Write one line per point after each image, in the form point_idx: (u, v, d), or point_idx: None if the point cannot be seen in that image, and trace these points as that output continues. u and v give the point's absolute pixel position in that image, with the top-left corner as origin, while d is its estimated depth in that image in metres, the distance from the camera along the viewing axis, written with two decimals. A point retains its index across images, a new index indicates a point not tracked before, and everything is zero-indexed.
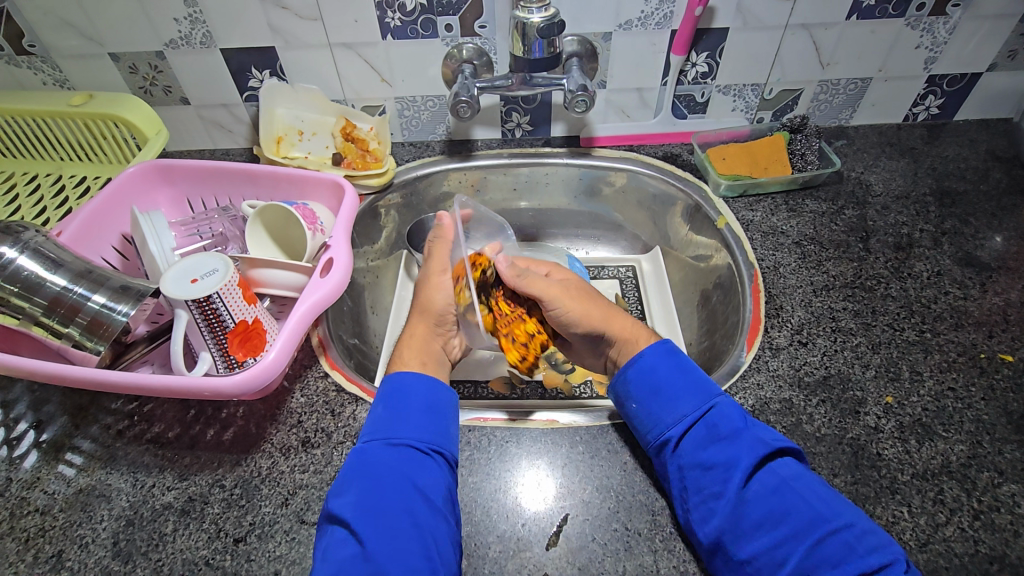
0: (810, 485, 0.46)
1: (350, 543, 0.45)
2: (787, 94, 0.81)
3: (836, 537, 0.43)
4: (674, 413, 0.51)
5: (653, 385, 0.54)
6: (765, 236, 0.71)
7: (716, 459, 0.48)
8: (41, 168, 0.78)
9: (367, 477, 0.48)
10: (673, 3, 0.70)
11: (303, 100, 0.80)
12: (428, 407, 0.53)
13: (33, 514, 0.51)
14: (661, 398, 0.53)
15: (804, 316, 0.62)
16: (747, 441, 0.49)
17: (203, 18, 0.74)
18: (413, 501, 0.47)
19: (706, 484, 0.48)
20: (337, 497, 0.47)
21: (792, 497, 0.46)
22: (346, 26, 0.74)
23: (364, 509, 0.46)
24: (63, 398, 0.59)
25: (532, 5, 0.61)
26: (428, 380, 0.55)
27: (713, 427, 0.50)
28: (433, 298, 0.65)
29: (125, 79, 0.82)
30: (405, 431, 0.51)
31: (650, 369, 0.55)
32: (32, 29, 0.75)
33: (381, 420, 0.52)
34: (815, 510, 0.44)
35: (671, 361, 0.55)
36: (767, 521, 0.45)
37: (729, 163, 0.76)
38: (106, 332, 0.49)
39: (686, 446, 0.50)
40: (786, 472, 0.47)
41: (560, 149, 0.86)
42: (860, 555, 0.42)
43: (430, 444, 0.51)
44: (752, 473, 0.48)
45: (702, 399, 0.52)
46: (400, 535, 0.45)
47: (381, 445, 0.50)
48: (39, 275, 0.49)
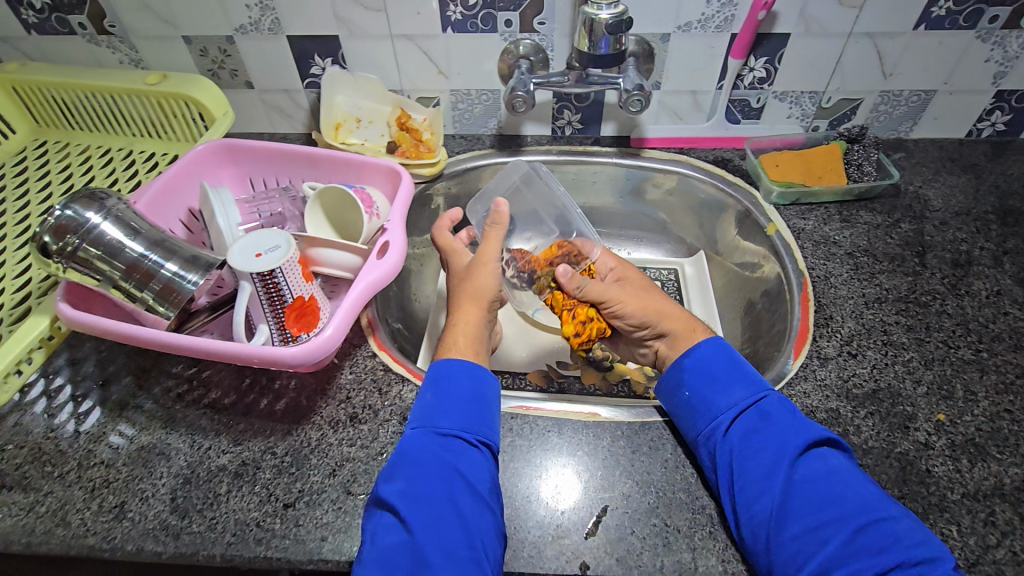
0: (855, 476, 0.46)
1: (397, 530, 0.45)
2: (845, 103, 0.80)
3: (881, 526, 0.43)
4: (727, 399, 0.52)
5: (709, 371, 0.55)
6: (816, 245, 0.70)
7: (765, 447, 0.48)
8: (114, 142, 0.82)
9: (415, 465, 0.47)
10: (735, 6, 0.70)
11: (362, 88, 0.82)
12: (474, 397, 0.53)
13: (98, 465, 0.55)
14: (715, 387, 0.53)
15: (854, 328, 0.61)
16: (796, 428, 0.49)
17: (273, 5, 0.77)
18: (458, 491, 0.46)
19: (752, 468, 0.48)
20: (386, 482, 0.47)
21: (839, 486, 0.46)
22: (409, 18, 0.76)
23: (411, 496, 0.46)
24: (128, 360, 0.62)
25: (601, 1, 0.61)
26: (475, 367, 0.55)
27: (762, 419, 0.50)
28: (481, 286, 0.61)
29: (195, 62, 0.85)
30: (452, 420, 0.51)
31: (704, 363, 0.55)
32: (114, 10, 0.79)
33: (428, 406, 0.52)
34: (863, 500, 0.44)
35: (725, 355, 0.56)
36: (810, 508, 0.45)
37: (782, 170, 0.76)
38: (176, 298, 0.52)
39: (734, 435, 0.50)
40: (835, 463, 0.47)
41: (609, 148, 0.86)
42: (906, 547, 0.42)
43: (476, 435, 0.50)
44: (800, 458, 0.48)
45: (755, 389, 0.53)
46: (444, 525, 0.45)
47: (429, 433, 0.50)
48: (119, 241, 0.51)
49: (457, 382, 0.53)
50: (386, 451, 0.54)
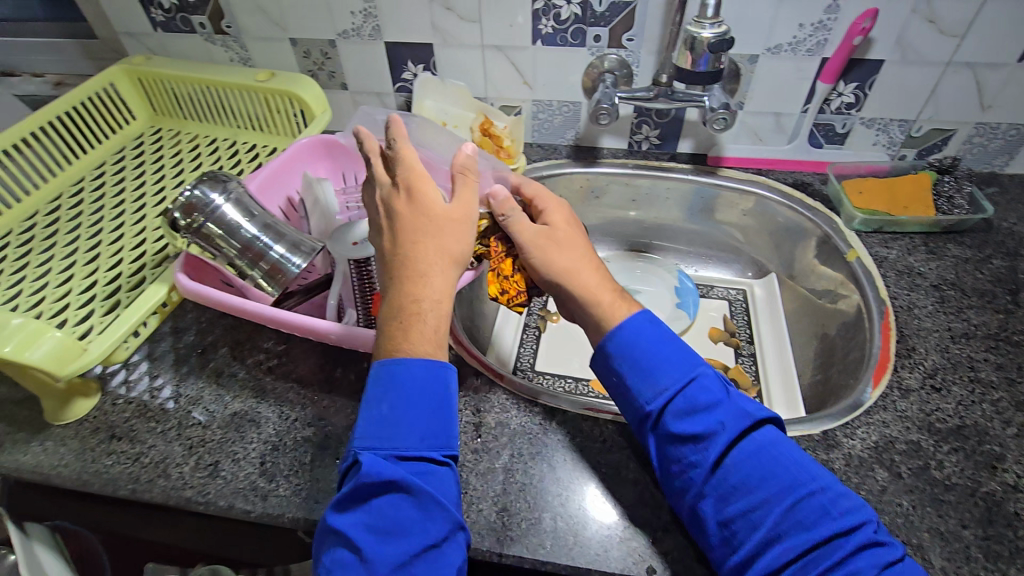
0: (787, 451, 0.46)
1: (354, 565, 0.41)
2: (936, 134, 0.78)
3: (813, 499, 0.43)
4: (654, 386, 0.50)
5: (634, 356, 0.52)
6: (900, 274, 0.68)
7: (695, 431, 0.47)
8: (221, 133, 0.89)
9: (370, 495, 0.43)
10: (829, 31, 0.70)
11: (450, 94, 0.87)
12: (432, 404, 0.46)
13: (196, 426, 0.59)
14: (641, 370, 0.51)
15: (939, 361, 0.60)
16: (727, 410, 0.48)
17: (376, 13, 0.82)
18: (431, 521, 0.43)
19: (685, 454, 0.47)
20: (341, 509, 0.44)
21: (769, 462, 0.45)
22: (502, 29, 0.80)
23: (374, 528, 0.42)
24: (225, 332, 0.67)
25: (705, 21, 0.63)
26: (431, 368, 0.47)
27: (691, 401, 0.49)
28: (449, 245, 0.50)
29: (297, 62, 0.92)
30: (411, 438, 0.45)
31: (633, 341, 0.52)
32: (232, 11, 0.86)
33: (381, 421, 0.45)
34: (793, 476, 0.44)
35: (654, 332, 0.53)
36: (743, 486, 0.45)
37: (866, 197, 0.75)
38: (281, 279, 0.56)
39: (666, 420, 0.49)
40: (764, 439, 0.47)
41: (685, 165, 0.86)
42: (834, 516, 0.43)
43: (442, 450, 0.46)
44: (733, 441, 0.47)
45: (683, 371, 0.51)
46: (413, 560, 0.42)
47: (386, 456, 0.44)
48: (238, 223, 0.56)
49: (415, 389, 0.46)
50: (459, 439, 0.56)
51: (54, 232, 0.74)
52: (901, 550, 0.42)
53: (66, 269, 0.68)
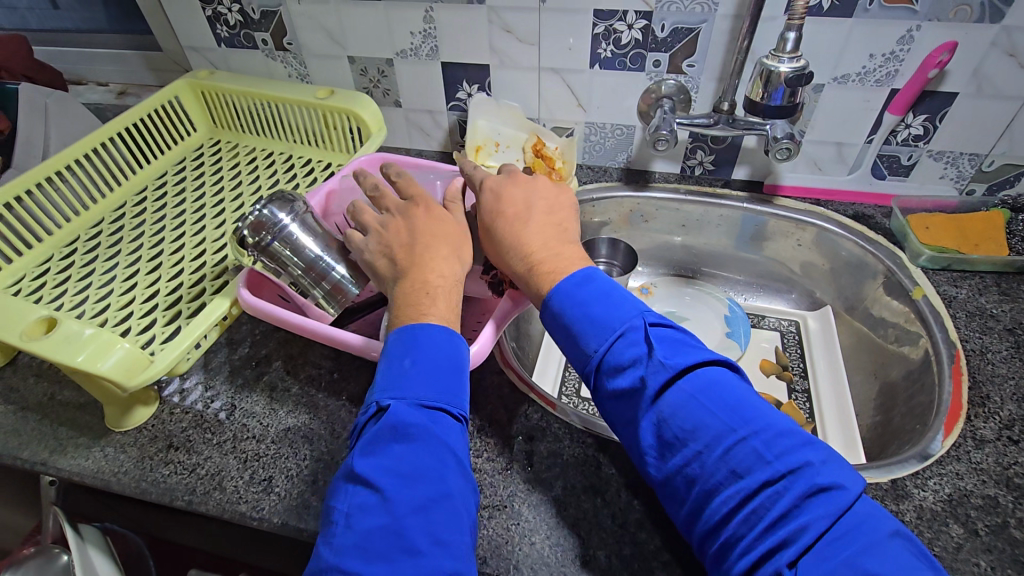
0: (722, 393, 0.44)
1: (375, 510, 0.41)
2: (1009, 169, 0.75)
3: (745, 445, 0.41)
4: (586, 347, 0.49)
5: (586, 312, 0.50)
6: (971, 316, 0.65)
7: (630, 391, 0.46)
8: (277, 147, 0.91)
9: (397, 440, 0.43)
10: (900, 62, 0.68)
11: (503, 116, 0.86)
12: (446, 360, 0.48)
13: (251, 439, 0.60)
14: (589, 324, 0.49)
15: (1016, 411, 0.57)
16: (648, 364, 0.46)
17: (435, 33, 0.83)
18: (449, 469, 0.43)
19: (632, 416, 0.46)
20: (364, 456, 0.43)
21: (702, 413, 0.43)
22: (560, 52, 0.80)
23: (394, 471, 0.42)
24: (279, 346, 0.69)
25: (783, 55, 0.62)
26: (447, 332, 0.49)
27: (619, 356, 0.47)
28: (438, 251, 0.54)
29: (353, 80, 0.93)
30: (430, 388, 0.46)
31: (574, 301, 0.51)
32: (294, 29, 0.89)
33: (401, 374, 0.46)
34: (723, 422, 0.42)
35: (589, 288, 0.51)
36: (682, 441, 0.43)
37: (933, 234, 0.72)
38: (343, 298, 0.57)
39: (604, 374, 0.48)
40: (699, 384, 0.45)
41: (740, 192, 0.85)
42: (770, 461, 0.40)
43: (459, 408, 0.47)
44: (661, 394, 0.45)
45: (609, 329, 0.49)
46: (432, 505, 0.41)
47: (407, 406, 0.45)
48: (302, 242, 0.56)
49: (435, 345, 0.48)
50: (511, 468, 0.56)
51: (119, 240, 0.76)
52: (854, 489, 0.39)
53: (131, 278, 0.70)
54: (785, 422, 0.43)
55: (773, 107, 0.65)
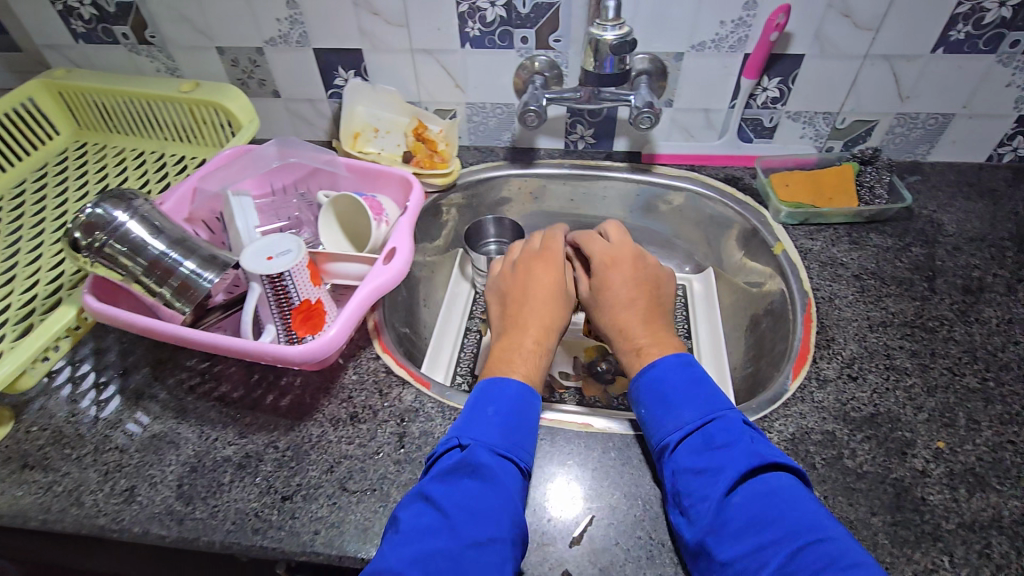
0: (798, 496, 0.44)
1: (433, 529, 0.44)
2: (860, 125, 0.80)
3: (817, 546, 0.41)
4: (674, 420, 0.52)
5: (666, 387, 0.54)
6: (823, 266, 0.70)
7: (707, 465, 0.48)
8: (148, 146, 0.87)
9: (467, 479, 0.48)
10: (749, 26, 0.71)
11: (381, 100, 0.85)
12: (517, 422, 0.53)
13: (113, 450, 0.57)
14: (666, 405, 0.53)
15: (856, 350, 0.61)
16: (740, 450, 0.48)
17: (302, 19, 0.80)
18: (506, 516, 0.46)
19: (693, 487, 0.47)
20: (437, 482, 0.48)
21: (781, 506, 0.44)
22: (430, 33, 0.79)
23: (465, 504, 0.46)
24: (148, 351, 0.66)
25: (607, 23, 0.64)
26: (527, 392, 0.55)
27: (709, 437, 0.49)
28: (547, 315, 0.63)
29: (226, 71, 0.89)
30: (508, 442, 0.51)
31: (661, 379, 0.55)
32: (154, 20, 0.84)
33: (485, 421, 0.52)
34: (800, 521, 0.42)
35: (686, 373, 0.55)
36: (750, 527, 0.43)
37: (793, 190, 0.76)
38: (191, 295, 0.55)
39: (682, 451, 0.50)
40: (780, 484, 0.45)
41: (621, 163, 0.87)
42: (841, 566, 0.39)
43: (525, 464, 0.51)
44: (742, 477, 0.46)
45: (706, 411, 0.52)
46: (489, 543, 0.44)
47: (486, 449, 0.50)
48: (143, 238, 0.56)
49: (518, 406, 0.54)
50: (382, 451, 0.56)
51: None
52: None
53: None
54: (850, 542, 0.41)
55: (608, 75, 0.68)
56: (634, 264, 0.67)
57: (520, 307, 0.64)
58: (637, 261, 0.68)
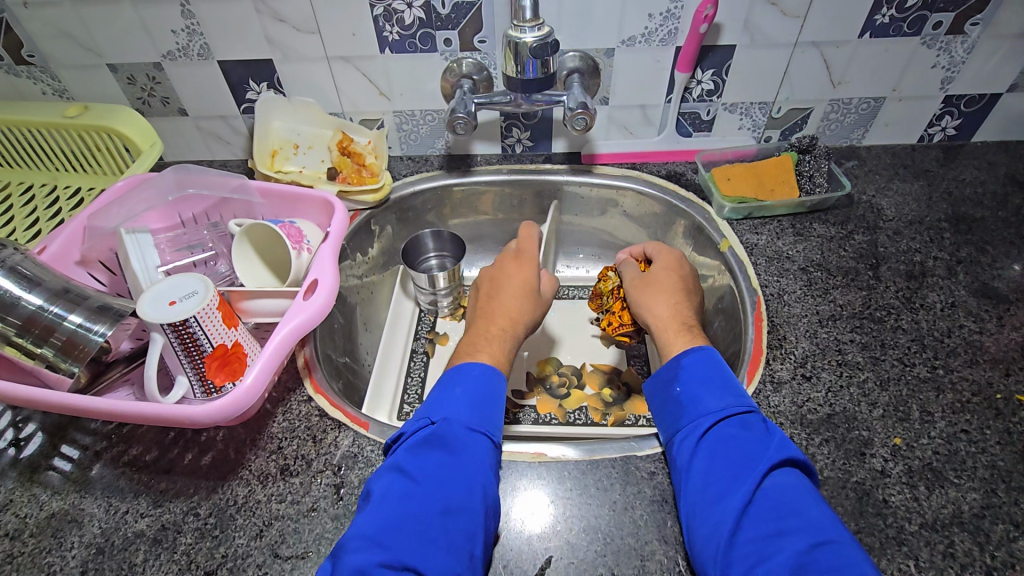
0: (818, 499, 0.44)
1: (404, 501, 0.44)
2: (795, 113, 0.79)
3: (836, 547, 0.40)
4: (706, 407, 0.51)
5: (702, 374, 0.53)
6: (770, 260, 0.69)
7: (737, 454, 0.47)
8: (36, 178, 0.77)
9: (439, 450, 0.48)
10: (677, 19, 0.68)
11: (301, 114, 0.79)
12: (492, 403, 0.53)
13: (3, 538, 0.50)
14: (699, 392, 0.52)
15: (809, 348, 0.60)
16: (769, 443, 0.47)
17: (200, 29, 0.72)
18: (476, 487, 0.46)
19: (720, 472, 0.46)
20: (409, 453, 0.48)
21: (802, 502, 0.43)
22: (344, 39, 0.72)
23: (436, 476, 0.46)
24: (44, 416, 0.58)
25: (525, 24, 0.60)
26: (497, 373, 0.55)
27: (741, 427, 0.49)
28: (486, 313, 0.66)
29: (123, 90, 0.80)
30: (479, 420, 0.51)
31: (693, 373, 0.54)
32: (31, 39, 0.74)
33: (453, 399, 0.52)
34: (821, 523, 0.42)
35: (719, 368, 0.54)
36: (769, 515, 0.43)
37: (734, 184, 0.74)
38: (81, 353, 0.49)
39: (709, 437, 0.49)
40: (802, 485, 0.45)
41: (561, 165, 0.84)
42: (857, 570, 0.39)
43: (496, 439, 0.51)
44: (770, 470, 0.45)
45: (739, 400, 0.51)
46: (457, 513, 0.44)
47: (459, 425, 0.50)
48: (13, 294, 0.49)
49: (489, 386, 0.53)
50: (317, 506, 0.51)
51: None
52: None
53: None
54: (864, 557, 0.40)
55: (530, 80, 0.64)
56: (663, 273, 0.65)
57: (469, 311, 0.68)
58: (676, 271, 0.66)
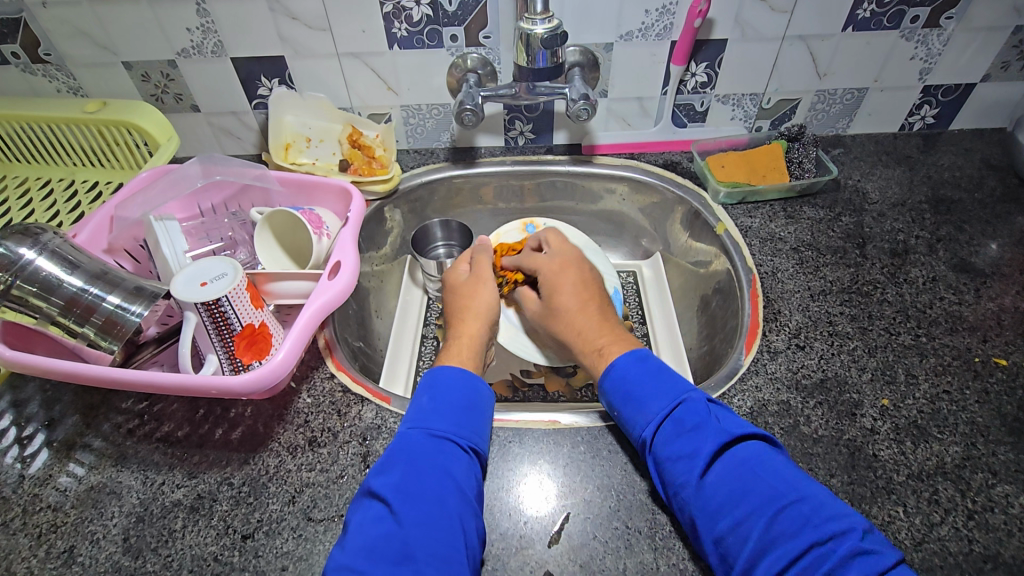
0: (770, 463, 0.46)
1: (384, 522, 0.45)
2: (785, 104, 0.83)
3: (792, 509, 0.43)
4: (644, 413, 0.52)
5: (625, 387, 0.55)
6: (763, 242, 0.73)
7: (682, 451, 0.48)
8: (54, 173, 0.80)
9: (408, 461, 0.48)
10: (672, 15, 0.72)
11: (311, 108, 0.81)
12: (466, 406, 0.54)
13: (45, 510, 0.52)
14: (632, 401, 0.54)
15: (802, 320, 0.64)
16: (708, 431, 0.49)
17: (215, 27, 0.74)
18: (451, 494, 0.47)
19: (674, 476, 0.48)
20: (377, 475, 0.48)
21: (752, 475, 0.45)
22: (354, 36, 0.75)
23: (404, 490, 0.46)
24: (75, 398, 0.60)
25: (536, 17, 0.64)
26: (469, 377, 0.56)
27: (679, 422, 0.50)
28: (479, 307, 0.67)
29: (137, 87, 0.82)
30: (446, 423, 0.52)
31: (622, 376, 0.55)
32: (48, 38, 0.75)
33: (422, 409, 0.53)
34: (769, 490, 0.44)
35: (642, 367, 0.56)
36: (728, 503, 0.44)
37: (728, 171, 0.78)
38: (120, 331, 0.52)
39: (658, 441, 0.50)
40: (748, 455, 0.47)
41: (562, 156, 0.87)
42: (819, 524, 0.41)
43: (468, 441, 0.52)
44: (714, 458, 0.47)
45: (671, 396, 0.52)
46: (435, 521, 0.45)
47: (422, 434, 0.51)
48: (56, 276, 0.52)
49: (452, 387, 0.55)
50: (346, 473, 0.54)
51: None
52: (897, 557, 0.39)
53: None
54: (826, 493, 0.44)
55: (539, 69, 0.68)
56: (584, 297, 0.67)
57: (470, 295, 0.68)
58: (577, 266, 0.71)
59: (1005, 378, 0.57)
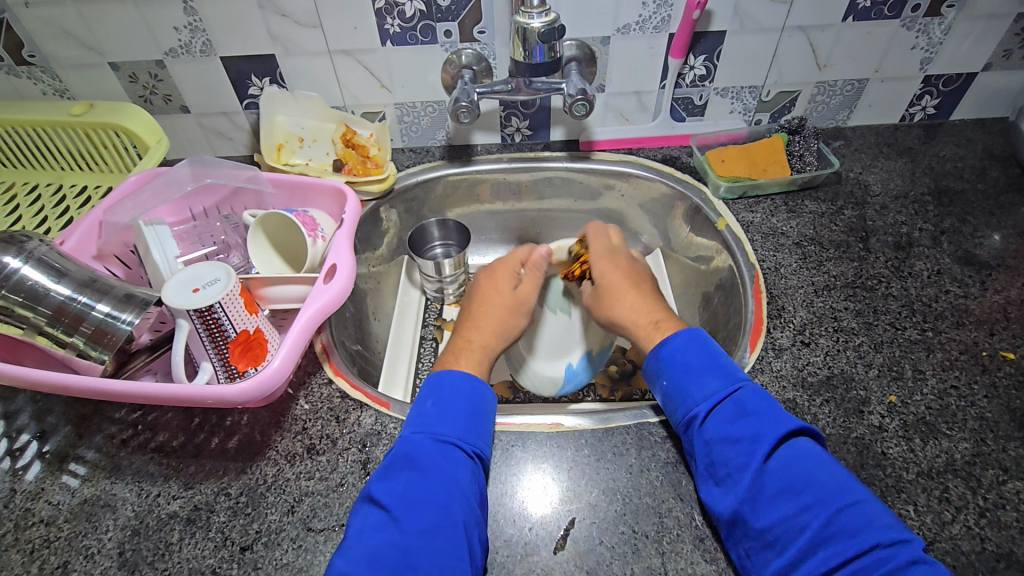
0: (827, 459, 0.46)
1: (385, 530, 0.44)
2: (784, 96, 0.82)
3: (854, 508, 0.43)
4: (703, 389, 0.51)
5: (682, 362, 0.53)
6: (766, 237, 0.72)
7: (742, 433, 0.47)
8: (42, 178, 0.78)
9: (412, 467, 0.47)
10: (670, 6, 0.70)
11: (304, 108, 0.80)
12: (473, 410, 0.53)
13: (38, 525, 0.51)
14: (689, 377, 0.52)
15: (806, 316, 0.63)
16: (770, 417, 0.48)
17: (203, 26, 0.72)
18: (455, 502, 0.46)
19: (730, 458, 0.47)
20: (379, 481, 0.47)
21: (812, 468, 0.45)
22: (345, 33, 0.73)
23: (407, 497, 0.46)
24: (66, 408, 0.58)
25: (532, 10, 0.62)
26: (474, 379, 0.55)
27: (741, 405, 0.49)
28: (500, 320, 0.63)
29: (125, 88, 0.80)
30: (452, 428, 0.51)
31: (679, 352, 0.54)
32: (32, 39, 0.73)
33: (426, 412, 0.52)
34: (830, 486, 0.44)
35: (702, 345, 0.54)
36: (786, 492, 0.44)
37: (728, 165, 0.77)
38: (110, 340, 0.51)
39: (712, 421, 0.49)
40: (809, 448, 0.47)
41: (560, 153, 0.86)
42: (879, 528, 0.42)
43: (474, 446, 0.50)
44: (775, 447, 0.47)
45: (730, 379, 0.51)
46: (438, 529, 0.44)
47: (427, 439, 0.50)
48: (43, 284, 0.51)
49: (461, 390, 0.54)
50: (346, 482, 0.53)
51: None
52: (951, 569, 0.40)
53: None
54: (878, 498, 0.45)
55: (535, 65, 0.66)
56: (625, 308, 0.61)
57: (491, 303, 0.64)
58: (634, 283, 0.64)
59: (1014, 372, 0.56)
